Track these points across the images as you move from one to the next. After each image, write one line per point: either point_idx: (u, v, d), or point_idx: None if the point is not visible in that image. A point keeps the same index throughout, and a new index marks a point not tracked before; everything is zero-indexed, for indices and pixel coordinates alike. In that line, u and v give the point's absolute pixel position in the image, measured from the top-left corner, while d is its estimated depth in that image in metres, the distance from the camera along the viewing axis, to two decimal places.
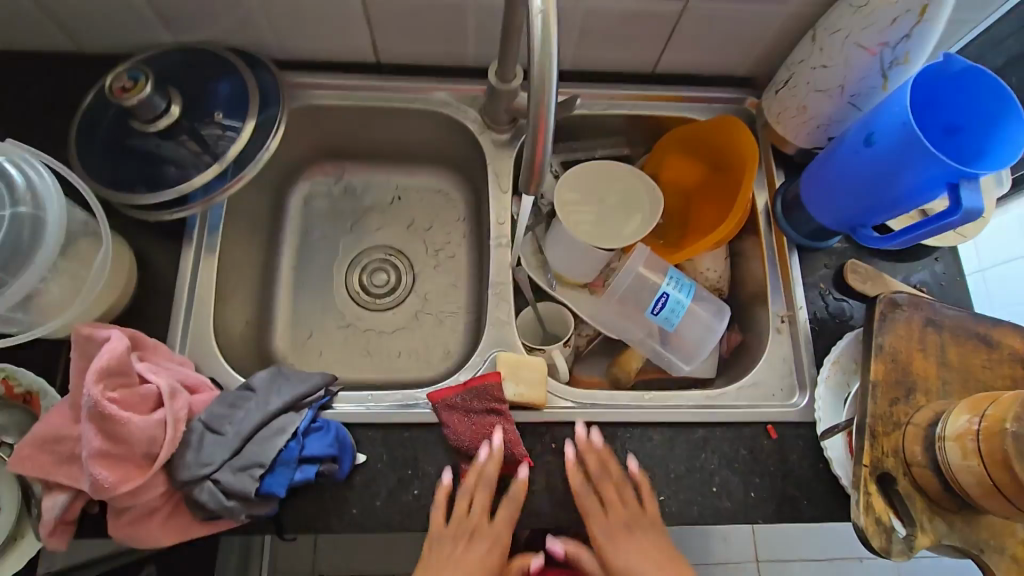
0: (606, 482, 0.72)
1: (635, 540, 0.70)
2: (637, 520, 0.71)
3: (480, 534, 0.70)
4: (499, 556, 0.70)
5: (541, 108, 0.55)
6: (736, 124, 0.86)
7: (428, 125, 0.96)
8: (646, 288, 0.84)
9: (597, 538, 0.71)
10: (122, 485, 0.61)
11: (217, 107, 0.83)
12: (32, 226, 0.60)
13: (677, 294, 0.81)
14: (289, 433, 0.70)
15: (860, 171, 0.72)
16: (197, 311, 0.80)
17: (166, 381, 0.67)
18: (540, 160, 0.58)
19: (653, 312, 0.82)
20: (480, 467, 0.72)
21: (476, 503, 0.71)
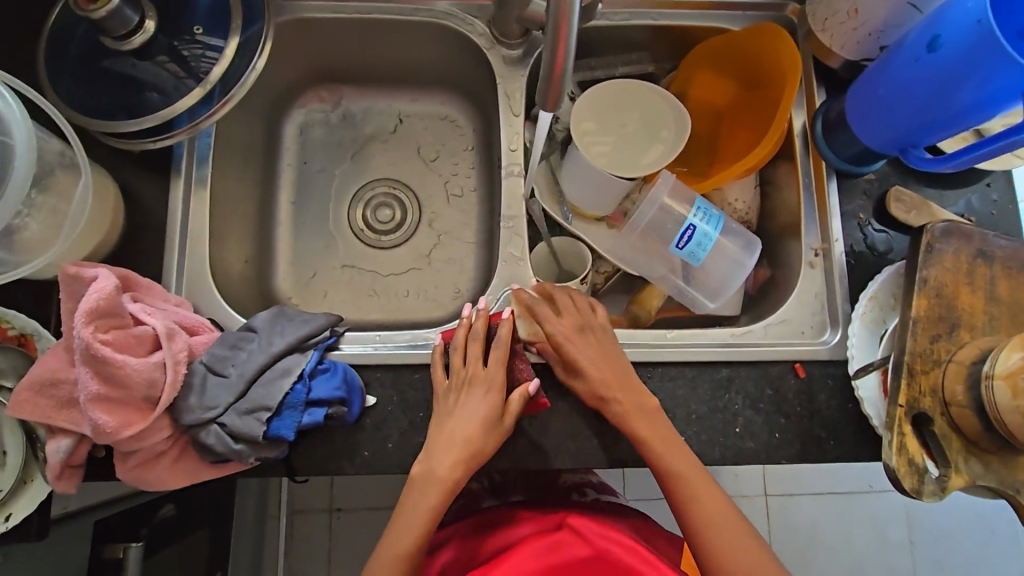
0: (563, 293, 0.73)
1: (588, 341, 0.69)
2: (595, 325, 0.71)
3: (474, 381, 0.68)
4: (496, 399, 0.67)
5: (565, 9, 0.47)
6: (779, 32, 0.76)
7: (431, 41, 0.87)
8: (670, 220, 0.77)
9: (553, 336, 0.69)
10: (124, 430, 0.59)
11: (197, 21, 0.75)
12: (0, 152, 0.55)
13: (704, 226, 0.75)
14: (295, 375, 0.67)
15: (919, 82, 0.63)
16: (192, 249, 0.75)
17: (162, 321, 0.63)
18: (562, 66, 0.50)
19: (677, 246, 0.77)
20: (469, 320, 0.73)
21: (468, 357, 0.70)
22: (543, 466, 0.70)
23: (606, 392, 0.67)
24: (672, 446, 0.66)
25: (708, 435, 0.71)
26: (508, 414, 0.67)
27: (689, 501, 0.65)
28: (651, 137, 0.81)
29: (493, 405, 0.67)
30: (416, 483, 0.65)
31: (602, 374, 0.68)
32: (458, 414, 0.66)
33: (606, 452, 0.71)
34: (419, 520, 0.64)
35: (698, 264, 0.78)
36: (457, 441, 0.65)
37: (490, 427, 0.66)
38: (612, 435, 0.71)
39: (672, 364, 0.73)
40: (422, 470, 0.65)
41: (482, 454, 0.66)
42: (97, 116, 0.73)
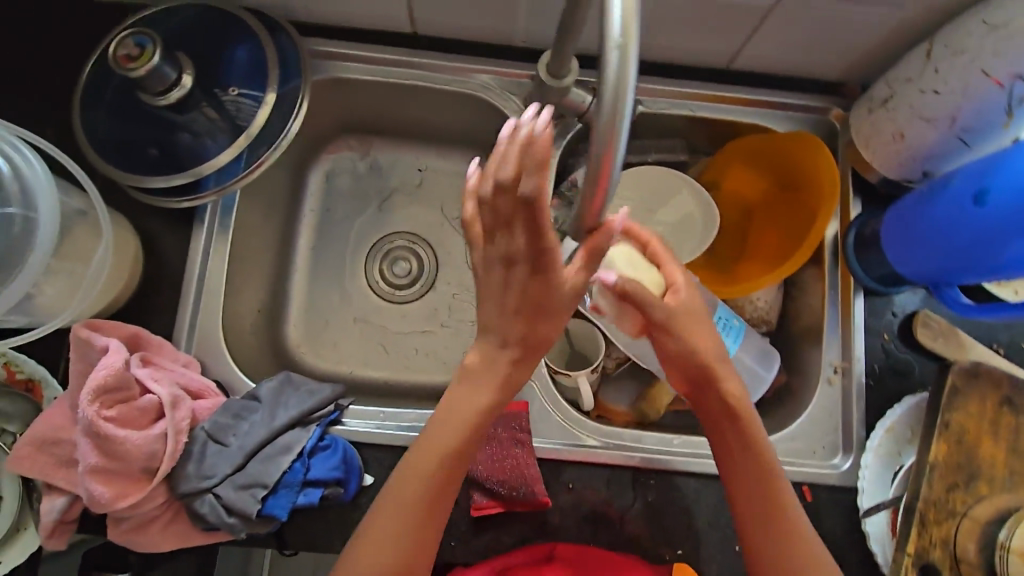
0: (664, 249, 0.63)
1: (695, 316, 0.62)
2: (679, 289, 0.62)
3: (507, 282, 0.52)
4: (541, 309, 0.54)
5: (611, 152, 0.44)
6: (819, 148, 0.74)
7: (466, 108, 0.86)
8: None
9: (671, 284, 0.62)
10: (118, 501, 0.59)
11: (234, 79, 0.75)
12: (24, 225, 0.54)
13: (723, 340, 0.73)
14: (295, 453, 0.66)
15: (960, 230, 0.62)
16: (206, 304, 0.75)
17: (168, 389, 0.63)
18: (599, 208, 0.48)
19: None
20: (474, 185, 0.50)
21: (494, 245, 0.50)
22: None
23: (706, 370, 0.62)
24: (746, 438, 0.62)
25: (705, 551, 0.70)
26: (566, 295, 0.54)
27: (730, 474, 0.63)
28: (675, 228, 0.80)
29: (541, 287, 0.52)
30: (434, 424, 0.60)
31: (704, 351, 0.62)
32: (494, 298, 0.54)
33: None
34: (409, 493, 0.59)
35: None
36: (511, 338, 0.56)
37: (551, 312, 0.54)
38: (609, 541, 0.69)
39: (676, 472, 0.72)
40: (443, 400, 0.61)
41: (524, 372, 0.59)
42: (129, 167, 0.74)
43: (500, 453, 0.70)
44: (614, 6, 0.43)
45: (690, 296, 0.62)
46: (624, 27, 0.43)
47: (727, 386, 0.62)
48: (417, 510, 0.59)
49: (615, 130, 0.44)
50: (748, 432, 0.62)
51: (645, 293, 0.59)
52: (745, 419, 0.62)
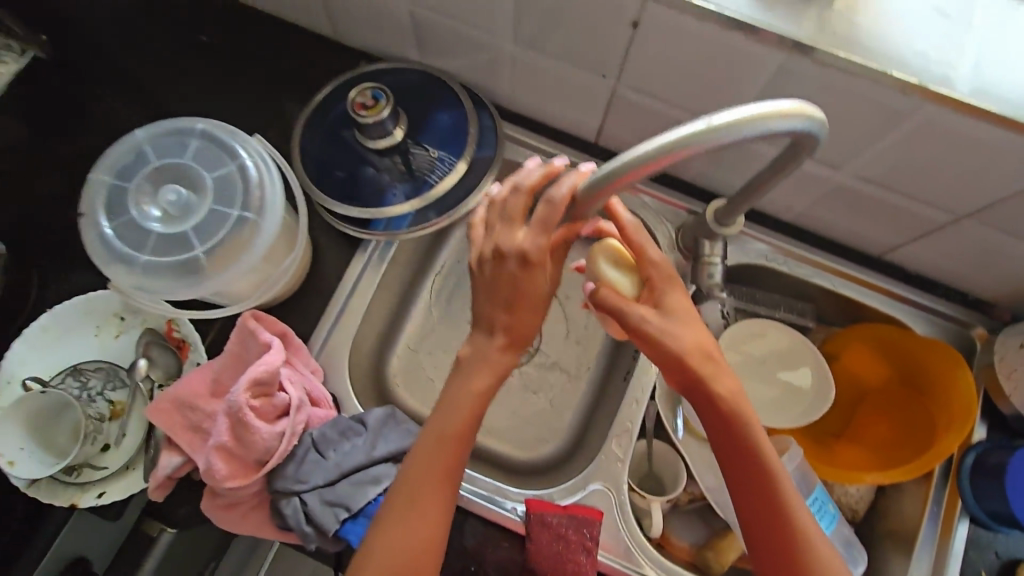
0: (646, 239, 0.65)
1: (674, 295, 0.63)
2: (662, 276, 0.64)
3: (501, 251, 0.66)
4: (524, 270, 0.65)
5: (627, 173, 0.52)
6: (964, 370, 0.76)
7: None
8: None
9: (651, 277, 0.64)
10: (228, 481, 0.65)
11: (431, 141, 0.86)
12: (250, 230, 0.63)
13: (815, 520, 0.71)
14: (381, 487, 0.70)
15: None
16: (343, 322, 0.82)
17: (298, 393, 0.70)
18: (590, 205, 0.58)
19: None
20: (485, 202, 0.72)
21: (490, 232, 0.68)
22: None
23: (696, 357, 0.61)
24: (746, 454, 0.62)
25: None
26: (540, 254, 0.65)
27: (756, 507, 0.62)
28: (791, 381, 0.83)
29: (527, 275, 0.65)
30: (463, 368, 0.66)
31: (692, 336, 0.62)
32: (499, 287, 0.66)
33: None
34: (418, 471, 0.63)
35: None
36: (501, 328, 0.66)
37: (524, 300, 0.66)
38: None
39: None
40: (474, 351, 0.66)
41: (523, 328, 0.66)
42: (323, 188, 0.84)
43: (563, 555, 0.71)
44: (734, 111, 0.49)
45: (665, 286, 0.64)
46: (722, 125, 0.49)
47: (712, 380, 0.62)
48: (436, 478, 0.63)
49: (645, 157, 0.51)
50: (746, 435, 0.62)
51: (615, 296, 0.63)
52: (736, 413, 0.62)
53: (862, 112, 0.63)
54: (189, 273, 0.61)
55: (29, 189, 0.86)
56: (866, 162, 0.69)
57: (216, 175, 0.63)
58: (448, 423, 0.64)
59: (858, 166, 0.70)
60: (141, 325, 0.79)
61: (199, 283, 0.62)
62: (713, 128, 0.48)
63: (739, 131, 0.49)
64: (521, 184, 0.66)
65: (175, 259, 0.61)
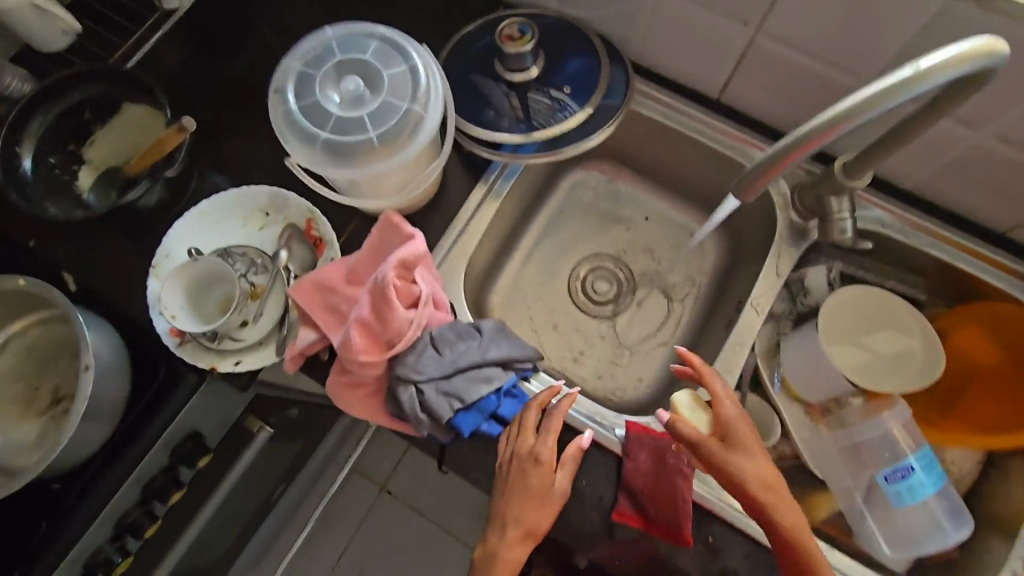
0: (718, 388, 0.71)
1: (739, 434, 0.68)
2: (731, 420, 0.69)
3: (513, 469, 0.71)
4: (545, 472, 0.70)
5: (793, 150, 0.61)
6: None
7: (726, 176, 0.95)
8: (889, 450, 0.74)
9: (721, 416, 0.69)
10: (361, 355, 0.71)
11: (559, 83, 0.91)
12: (415, 123, 0.70)
13: (922, 477, 0.70)
14: (492, 387, 0.75)
15: None
16: (463, 241, 0.88)
17: (427, 290, 0.75)
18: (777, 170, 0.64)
19: (884, 478, 0.73)
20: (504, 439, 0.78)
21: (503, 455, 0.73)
22: None
23: (756, 490, 0.65)
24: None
25: None
26: (558, 484, 0.71)
27: None
28: (906, 343, 0.83)
29: (539, 474, 0.70)
30: (481, 563, 0.71)
31: (758, 474, 0.65)
32: (517, 491, 0.70)
33: None
34: None
35: (893, 508, 0.72)
36: (516, 525, 0.70)
37: (531, 496, 0.70)
38: None
39: None
40: (490, 550, 0.70)
41: (541, 524, 0.70)
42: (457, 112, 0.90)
43: (659, 476, 0.72)
44: (930, 58, 0.51)
45: (732, 422, 0.69)
46: (917, 74, 0.51)
47: (772, 511, 0.65)
48: None
49: (827, 124, 0.56)
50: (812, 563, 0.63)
51: (691, 429, 0.68)
52: (795, 545, 0.63)
53: (1021, 61, 0.63)
54: (355, 153, 0.69)
55: (189, 91, 0.95)
56: (1010, 121, 0.69)
57: (393, 72, 0.71)
58: (504, 551, 0.70)
59: (1002, 125, 0.70)
60: (283, 221, 0.87)
61: (360, 165, 0.70)
62: (914, 79, 0.51)
63: (939, 75, 0.51)
64: (541, 404, 0.75)
65: (352, 140, 0.69)
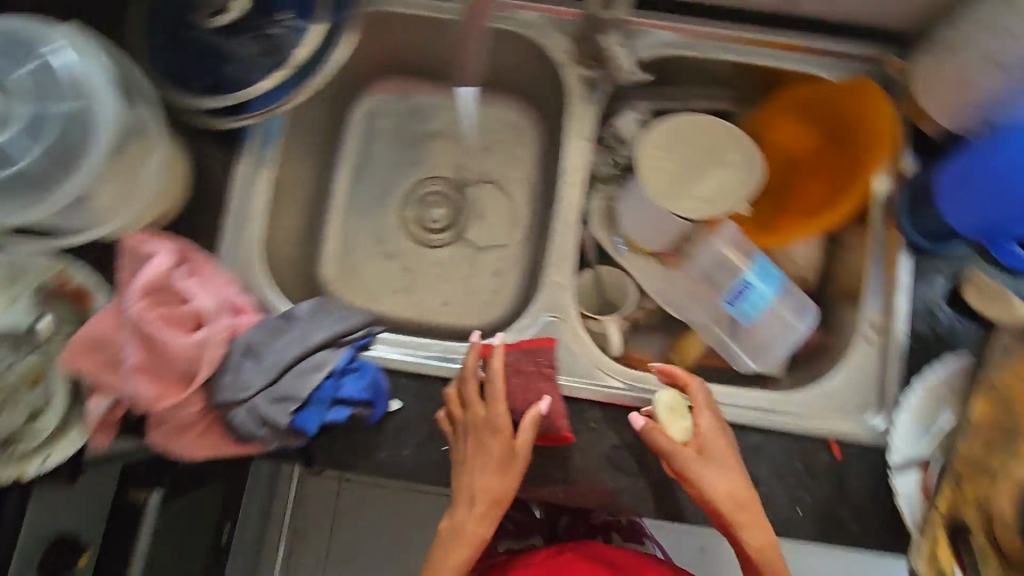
0: (700, 397, 0.69)
1: (722, 450, 0.66)
2: (710, 432, 0.67)
3: (474, 443, 0.67)
4: (501, 442, 0.67)
5: None
6: (875, 91, 0.76)
7: (508, 50, 0.86)
8: (725, 269, 0.75)
9: (700, 428, 0.67)
10: (161, 401, 0.63)
11: (284, 5, 0.72)
12: (83, 122, 0.61)
13: (758, 286, 0.72)
14: (325, 372, 0.68)
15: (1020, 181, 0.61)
16: (245, 228, 0.76)
17: (207, 302, 0.67)
18: None
19: (729, 301, 0.75)
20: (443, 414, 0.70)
21: (456, 425, 0.68)
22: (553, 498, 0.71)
23: (733, 510, 0.64)
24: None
25: None
26: (519, 445, 0.66)
27: None
28: (727, 154, 0.77)
29: (496, 440, 0.66)
30: (444, 538, 0.68)
31: (739, 491, 0.65)
32: (475, 461, 0.66)
33: (613, 500, 0.70)
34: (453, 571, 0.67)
35: (749, 324, 0.74)
36: (482, 496, 0.66)
37: (492, 462, 0.66)
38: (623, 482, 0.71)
39: None
40: (456, 525, 0.67)
41: (507, 492, 0.67)
42: (180, 88, 0.75)
43: (524, 387, 0.70)
44: None
45: (711, 436, 0.67)
46: None
47: (744, 530, 0.65)
48: None
49: None
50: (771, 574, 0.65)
51: (665, 439, 0.66)
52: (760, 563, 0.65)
53: None
54: (28, 185, 0.60)
55: None
56: None
57: (32, 74, 0.60)
58: (472, 522, 0.67)
59: None
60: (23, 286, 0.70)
61: (50, 195, 0.60)
62: None
63: None
64: (475, 359, 0.70)
65: (11, 172, 0.59)
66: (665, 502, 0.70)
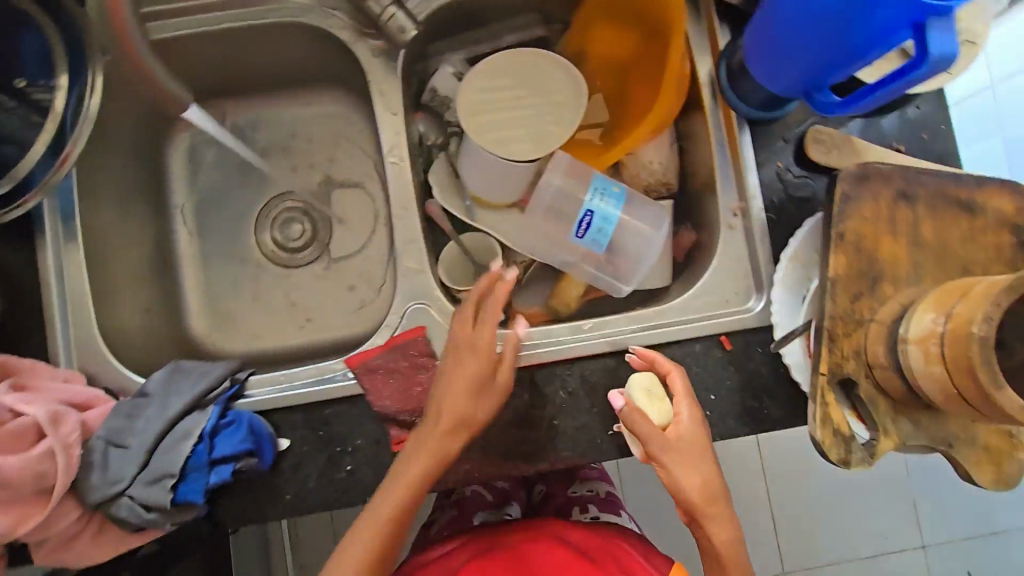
0: (681, 386, 0.63)
1: (697, 441, 0.61)
2: (692, 419, 0.62)
3: (462, 361, 0.64)
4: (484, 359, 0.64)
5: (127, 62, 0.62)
6: None
7: (298, 42, 0.80)
8: (572, 200, 0.76)
9: (681, 415, 0.62)
10: (20, 527, 0.58)
11: (21, 69, 0.66)
12: None
13: (604, 209, 0.73)
14: (194, 437, 0.65)
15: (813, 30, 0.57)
16: (76, 316, 0.71)
17: (40, 409, 0.61)
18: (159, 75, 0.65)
19: (578, 236, 0.75)
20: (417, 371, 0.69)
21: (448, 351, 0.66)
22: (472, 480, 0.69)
23: (704, 506, 0.60)
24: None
25: None
26: (500, 372, 0.64)
27: None
28: (551, 83, 0.78)
29: (478, 362, 0.63)
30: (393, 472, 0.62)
31: (711, 482, 0.60)
32: (451, 374, 0.63)
33: (531, 462, 0.69)
34: (378, 522, 0.60)
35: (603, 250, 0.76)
36: (447, 414, 0.62)
37: (466, 381, 0.62)
38: (536, 442, 0.69)
39: (587, 356, 0.71)
40: (416, 439, 0.62)
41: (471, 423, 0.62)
42: None
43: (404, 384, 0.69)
44: None
45: (691, 427, 0.61)
46: None
47: (714, 527, 0.61)
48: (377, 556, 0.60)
49: None
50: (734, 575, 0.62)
51: (641, 420, 0.60)
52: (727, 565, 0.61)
53: None
54: None
55: None
56: None
57: None
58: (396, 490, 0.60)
59: None
60: None
61: None
62: None
63: None
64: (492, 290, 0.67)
65: None
66: (577, 448, 0.69)
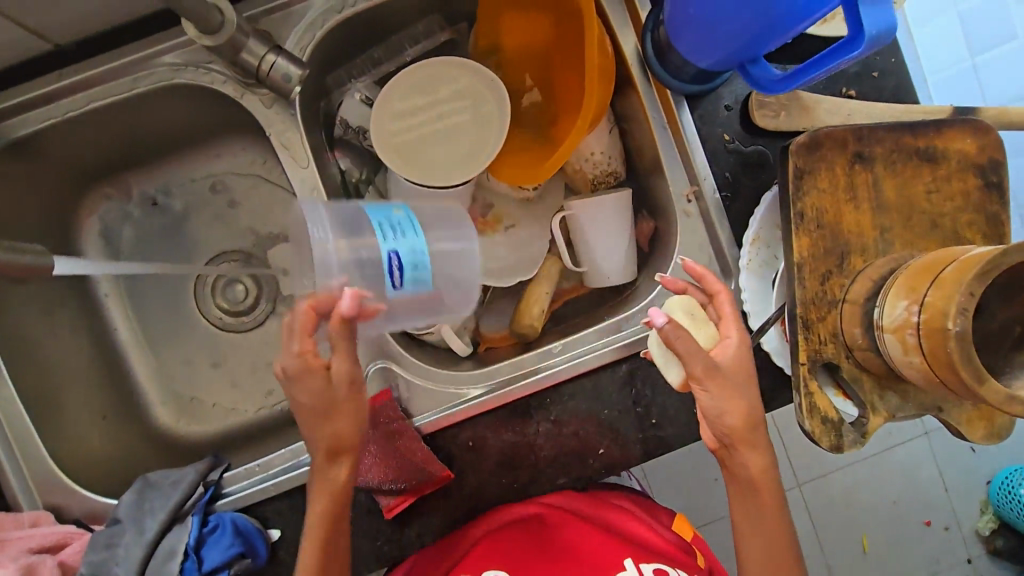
0: (727, 305, 0.58)
1: (741, 373, 0.57)
2: (737, 345, 0.57)
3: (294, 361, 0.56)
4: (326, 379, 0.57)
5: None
6: None
7: (184, 101, 0.72)
8: (362, 253, 0.58)
9: (729, 342, 0.57)
10: None
11: None
12: None
13: (403, 244, 0.58)
14: (180, 554, 0.62)
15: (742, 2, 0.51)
16: (26, 449, 0.68)
17: None
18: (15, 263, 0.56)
19: (394, 285, 0.58)
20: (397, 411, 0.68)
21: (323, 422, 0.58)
22: (473, 524, 0.68)
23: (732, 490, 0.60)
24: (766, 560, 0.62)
25: (633, 436, 0.68)
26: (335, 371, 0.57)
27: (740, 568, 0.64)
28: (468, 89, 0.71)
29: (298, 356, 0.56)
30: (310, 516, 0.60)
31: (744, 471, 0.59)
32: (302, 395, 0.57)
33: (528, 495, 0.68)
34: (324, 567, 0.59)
35: (425, 289, 0.61)
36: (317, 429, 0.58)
37: (313, 403, 0.57)
38: (530, 474, 0.68)
39: (563, 379, 0.68)
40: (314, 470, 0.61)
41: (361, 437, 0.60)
42: None
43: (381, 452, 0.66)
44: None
45: (737, 356, 0.57)
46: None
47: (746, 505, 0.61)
48: None
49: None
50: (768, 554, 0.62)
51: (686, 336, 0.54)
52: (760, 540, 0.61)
53: None
54: None
55: None
56: None
57: None
58: (316, 502, 0.59)
59: None
60: None
61: None
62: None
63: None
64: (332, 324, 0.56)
65: None
66: (572, 471, 0.68)
